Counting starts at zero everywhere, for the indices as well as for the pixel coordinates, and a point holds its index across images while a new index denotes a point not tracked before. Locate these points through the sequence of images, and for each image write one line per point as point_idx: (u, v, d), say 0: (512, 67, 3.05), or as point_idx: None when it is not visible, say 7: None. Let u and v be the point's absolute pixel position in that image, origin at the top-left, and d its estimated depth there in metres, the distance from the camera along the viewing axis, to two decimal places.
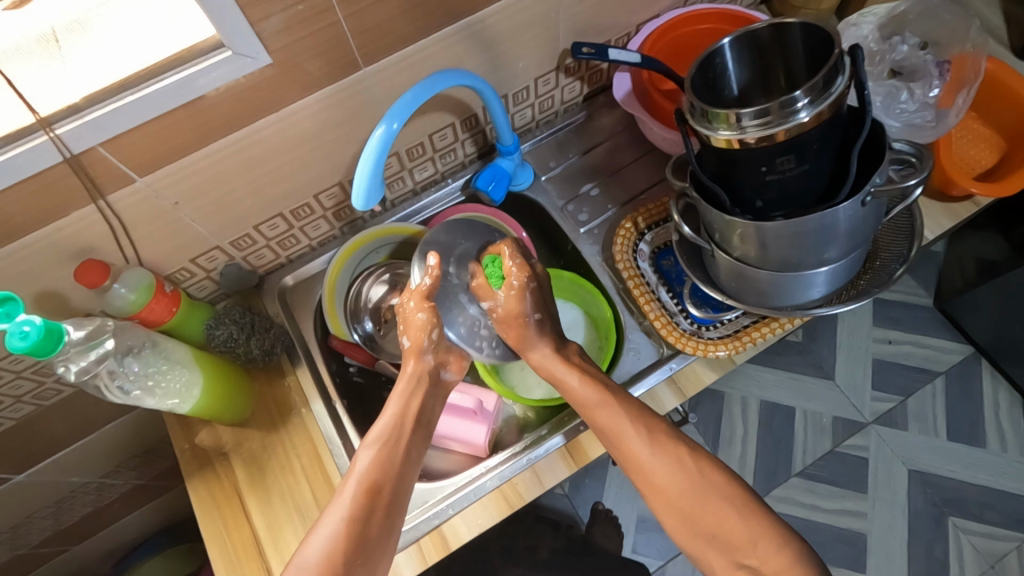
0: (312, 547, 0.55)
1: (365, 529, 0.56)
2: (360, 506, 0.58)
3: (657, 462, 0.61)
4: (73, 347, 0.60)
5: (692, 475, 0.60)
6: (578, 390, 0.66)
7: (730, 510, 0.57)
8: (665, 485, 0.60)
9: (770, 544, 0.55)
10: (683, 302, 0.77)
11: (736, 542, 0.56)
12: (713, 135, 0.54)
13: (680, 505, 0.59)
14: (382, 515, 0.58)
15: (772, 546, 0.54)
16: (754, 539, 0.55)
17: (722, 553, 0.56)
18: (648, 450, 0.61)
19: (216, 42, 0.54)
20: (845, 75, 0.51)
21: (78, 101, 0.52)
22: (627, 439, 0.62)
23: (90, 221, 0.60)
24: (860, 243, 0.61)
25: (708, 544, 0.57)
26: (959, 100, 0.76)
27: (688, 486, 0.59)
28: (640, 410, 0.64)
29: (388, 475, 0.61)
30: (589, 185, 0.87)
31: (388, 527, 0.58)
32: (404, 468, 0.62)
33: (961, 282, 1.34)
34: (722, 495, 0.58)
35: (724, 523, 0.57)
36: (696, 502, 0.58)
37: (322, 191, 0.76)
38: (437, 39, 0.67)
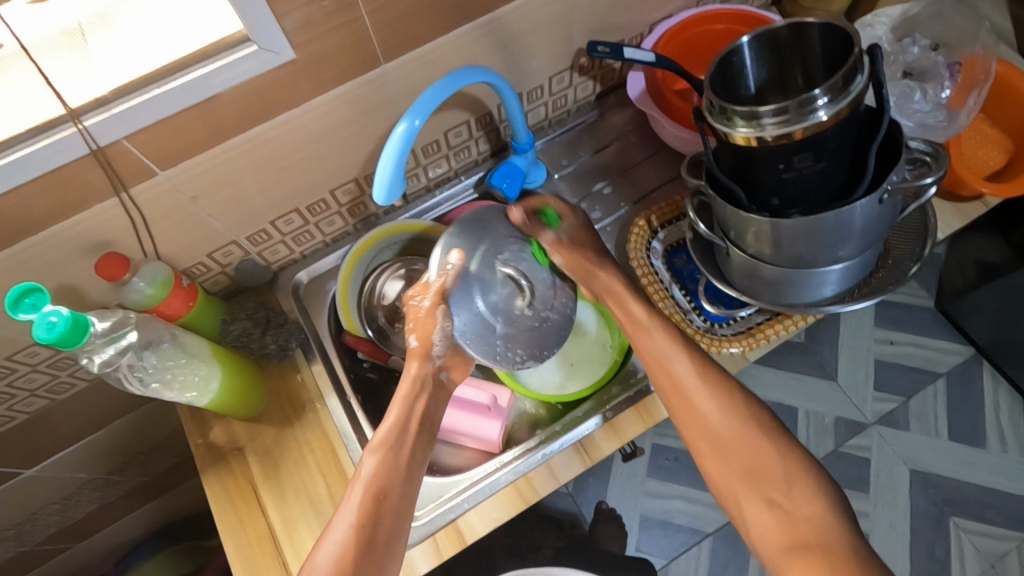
0: (324, 549, 0.55)
1: (371, 533, 0.56)
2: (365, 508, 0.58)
3: (711, 403, 0.63)
4: (97, 340, 0.61)
5: (744, 417, 0.63)
6: (651, 327, 0.68)
7: (774, 455, 0.60)
8: (717, 427, 0.62)
9: (804, 487, 0.58)
10: (697, 300, 0.78)
11: (771, 480, 0.59)
12: (731, 133, 0.55)
13: (726, 444, 0.62)
14: (392, 524, 0.58)
15: (806, 488, 0.58)
16: (792, 481, 0.59)
17: (752, 489, 0.60)
18: (709, 391, 0.64)
19: (242, 37, 0.55)
20: (863, 74, 0.52)
21: (105, 93, 0.52)
22: (680, 371, 0.65)
23: (111, 214, 0.61)
24: (875, 241, 0.62)
25: (749, 479, 0.60)
26: (970, 101, 0.77)
27: (740, 429, 0.62)
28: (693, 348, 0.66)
29: (393, 481, 0.60)
30: (601, 183, 0.88)
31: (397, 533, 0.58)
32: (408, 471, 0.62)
33: (961, 283, 1.35)
34: (762, 437, 0.61)
35: (763, 460, 0.60)
36: (741, 438, 0.62)
37: (337, 187, 0.77)
38: (455, 36, 0.67)
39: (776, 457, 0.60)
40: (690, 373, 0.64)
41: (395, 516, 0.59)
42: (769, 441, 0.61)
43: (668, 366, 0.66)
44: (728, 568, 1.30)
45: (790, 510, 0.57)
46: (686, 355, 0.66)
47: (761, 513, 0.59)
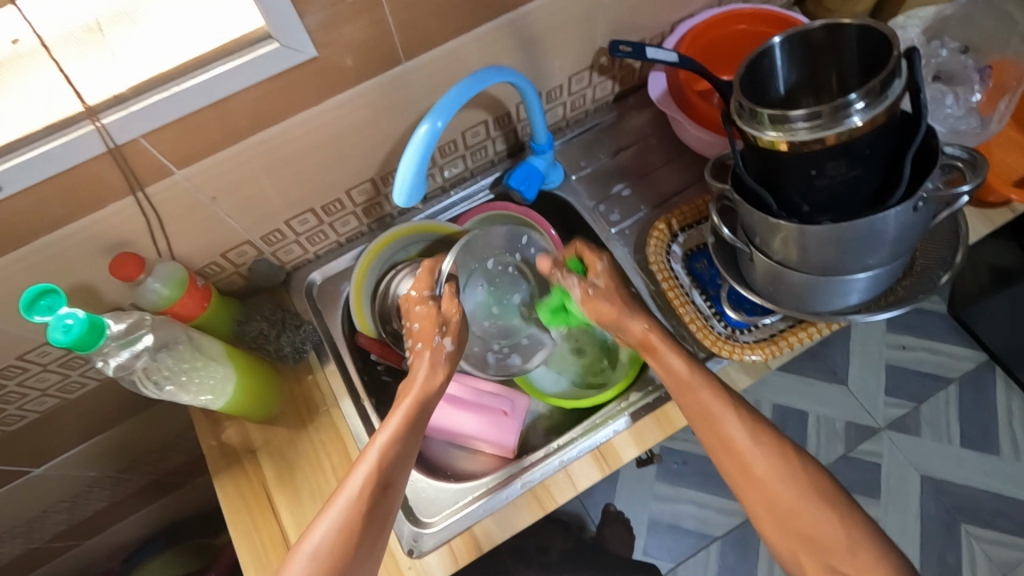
0: (312, 542, 0.58)
1: (354, 522, 0.58)
2: (358, 506, 0.58)
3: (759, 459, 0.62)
4: (112, 342, 0.60)
5: (798, 475, 0.61)
6: (682, 372, 0.65)
7: (834, 519, 0.59)
8: (766, 481, 0.61)
9: (866, 553, 0.57)
10: (719, 306, 0.76)
11: (829, 545, 0.58)
12: (761, 136, 0.54)
13: (775, 499, 0.61)
14: (380, 511, 0.59)
15: (868, 555, 0.57)
16: (854, 546, 0.58)
17: (814, 556, 0.59)
18: (751, 443, 0.62)
19: (263, 34, 0.54)
20: (901, 79, 0.50)
21: (125, 91, 0.51)
22: (728, 429, 0.63)
23: (128, 214, 0.60)
24: (906, 249, 0.60)
25: (802, 545, 0.59)
26: (1001, 106, 0.75)
27: (797, 491, 0.60)
28: (744, 409, 0.64)
29: (396, 470, 0.61)
30: (620, 186, 0.86)
31: (388, 522, 0.60)
32: (404, 465, 0.62)
33: (974, 288, 1.33)
34: (815, 495, 0.60)
35: (822, 527, 0.59)
36: (799, 503, 0.60)
37: (354, 187, 0.76)
38: (477, 35, 0.66)
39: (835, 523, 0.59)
40: (738, 428, 0.63)
41: (378, 509, 0.59)
42: (823, 504, 0.60)
43: (723, 426, 0.63)
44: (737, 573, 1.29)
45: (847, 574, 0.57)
46: (737, 416, 0.63)
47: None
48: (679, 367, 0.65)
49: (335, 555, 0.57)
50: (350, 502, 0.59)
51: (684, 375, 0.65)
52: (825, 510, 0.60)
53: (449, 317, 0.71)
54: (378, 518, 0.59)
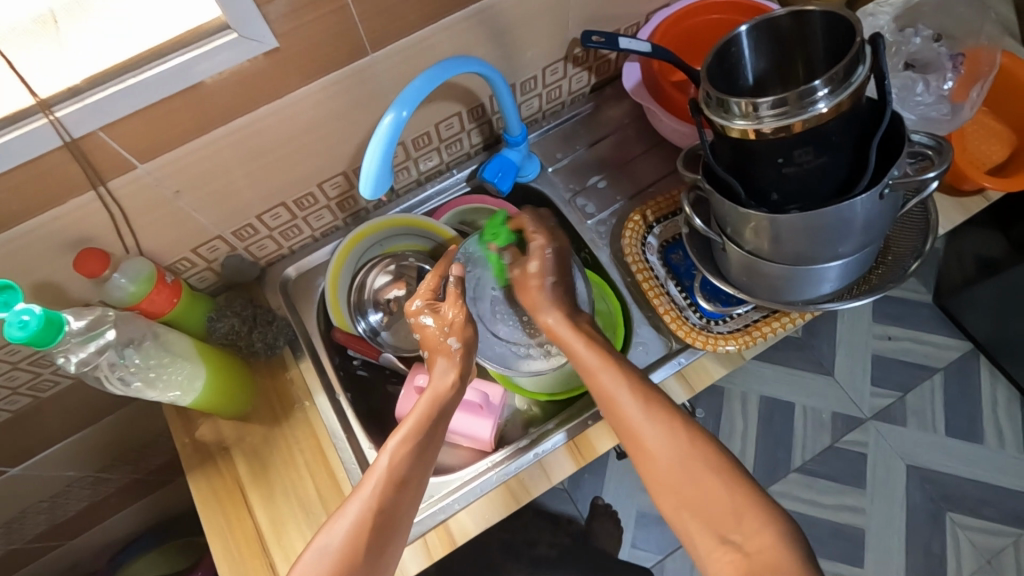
0: (323, 536, 0.56)
1: (370, 524, 0.56)
2: (373, 504, 0.57)
3: (650, 429, 0.60)
4: (74, 338, 0.59)
5: (691, 449, 0.59)
6: (578, 348, 0.66)
7: (720, 487, 0.57)
8: (654, 449, 0.59)
9: (754, 519, 0.54)
10: (693, 297, 0.76)
11: (723, 518, 0.55)
12: (728, 125, 0.53)
13: (668, 474, 0.58)
14: (403, 513, 0.59)
15: (756, 522, 0.54)
16: (739, 515, 0.55)
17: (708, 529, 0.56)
18: (662, 434, 0.59)
19: (221, 24, 0.53)
20: (865, 65, 0.50)
21: (79, 82, 0.51)
22: (617, 397, 0.62)
23: (89, 209, 0.59)
24: (875, 237, 0.60)
25: (697, 520, 0.57)
26: (973, 94, 0.76)
27: (686, 457, 0.58)
28: (631, 371, 0.63)
29: (414, 470, 0.60)
30: (597, 177, 0.86)
31: (403, 525, 0.59)
32: (420, 465, 0.61)
33: (960, 279, 1.33)
34: (713, 467, 0.58)
35: (710, 494, 0.57)
36: (709, 481, 0.57)
37: (326, 180, 0.75)
38: (445, 25, 0.65)
39: (722, 489, 0.57)
40: (630, 399, 0.61)
41: (396, 512, 0.58)
42: (722, 478, 0.57)
43: (600, 383, 0.63)
44: None
45: (744, 549, 0.53)
46: (628, 389, 0.62)
47: (717, 553, 0.55)
48: (588, 357, 0.65)
49: (349, 555, 0.55)
50: (367, 500, 0.58)
51: (591, 360, 0.65)
52: (718, 479, 0.57)
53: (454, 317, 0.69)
54: (393, 517, 0.58)
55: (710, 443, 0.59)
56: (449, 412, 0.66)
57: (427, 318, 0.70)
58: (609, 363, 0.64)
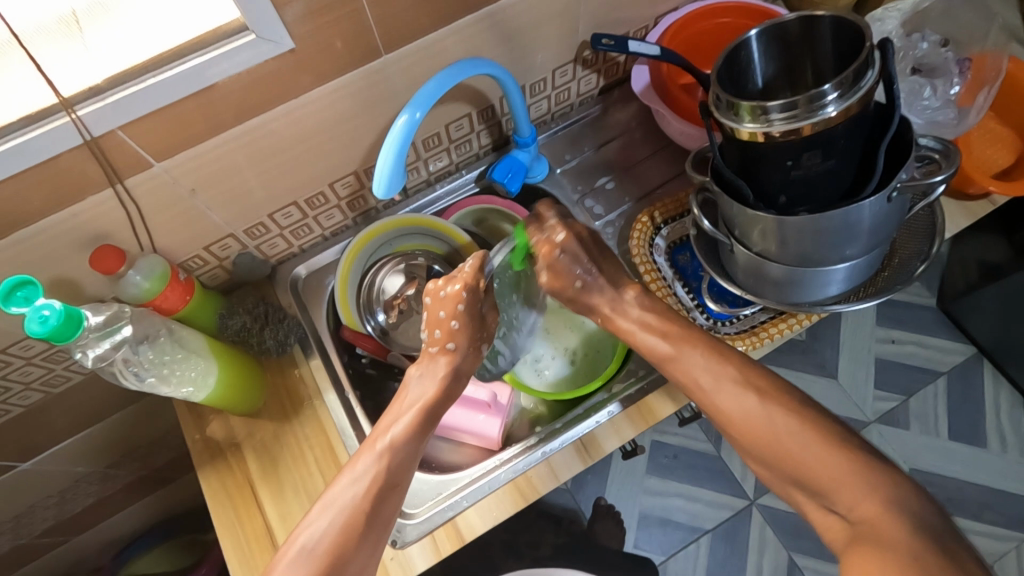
0: (309, 535, 0.59)
1: (354, 525, 0.59)
2: (364, 502, 0.60)
3: (729, 398, 0.64)
4: (91, 334, 0.60)
5: (788, 413, 0.61)
6: (644, 337, 0.70)
7: (820, 454, 0.57)
8: (734, 416, 0.63)
9: (857, 487, 0.54)
10: (700, 298, 0.77)
11: (822, 486, 0.56)
12: (738, 128, 0.54)
13: (759, 435, 0.61)
14: (389, 513, 0.61)
15: (860, 490, 0.54)
16: (842, 482, 0.55)
17: (809, 495, 0.58)
18: (750, 406, 0.62)
19: (239, 26, 0.54)
20: (874, 69, 0.50)
21: (99, 82, 0.52)
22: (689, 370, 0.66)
23: (106, 207, 0.60)
24: (882, 240, 0.61)
25: (799, 489, 0.59)
26: (980, 98, 0.76)
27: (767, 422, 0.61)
28: (709, 350, 0.66)
29: (402, 471, 0.63)
30: (605, 179, 0.87)
31: (388, 522, 0.61)
32: (408, 467, 0.64)
33: (963, 283, 1.34)
34: (793, 433, 0.60)
35: (808, 458, 0.58)
36: (809, 457, 0.58)
37: (337, 180, 0.76)
38: (457, 28, 0.66)
39: (819, 456, 0.57)
40: (703, 366, 0.65)
41: (381, 511, 0.60)
42: (815, 444, 0.58)
43: (679, 367, 0.67)
44: (727, 567, 1.29)
45: (848, 517, 0.54)
46: (703, 365, 0.66)
47: (825, 521, 0.56)
48: (658, 345, 0.68)
49: (334, 552, 0.57)
50: (356, 496, 0.60)
51: (662, 348, 0.68)
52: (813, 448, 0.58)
53: (487, 324, 0.74)
54: (380, 515, 0.60)
55: (789, 408, 0.61)
56: (443, 409, 0.69)
57: (451, 321, 0.71)
58: (683, 348, 0.67)
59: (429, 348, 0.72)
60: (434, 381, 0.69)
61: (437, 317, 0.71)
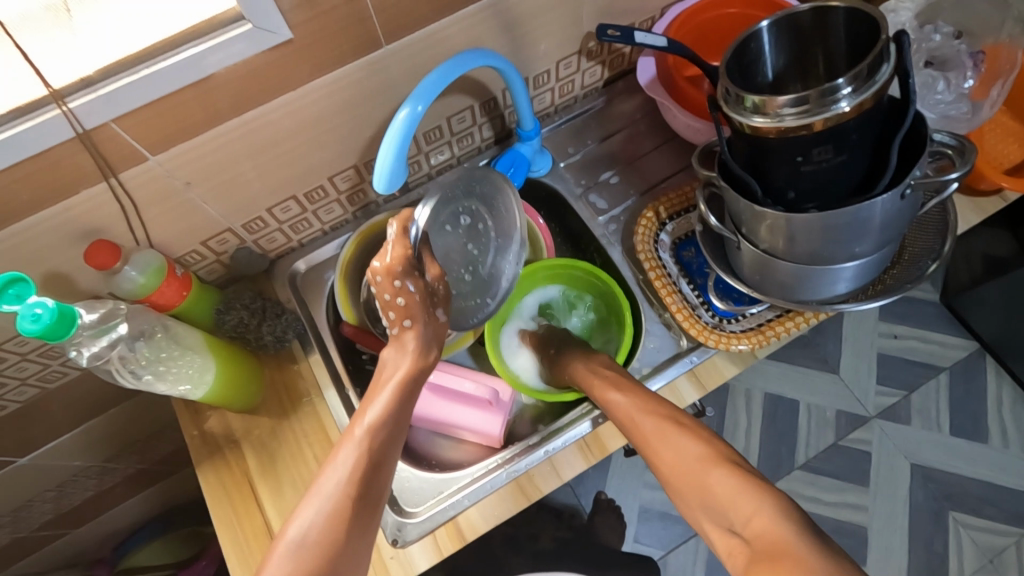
0: (295, 530, 0.55)
1: (347, 511, 0.56)
2: (350, 489, 0.57)
3: (664, 432, 0.61)
4: (85, 332, 0.59)
5: (700, 454, 0.58)
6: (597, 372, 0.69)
7: (715, 475, 0.56)
8: (666, 460, 0.60)
9: (748, 505, 0.53)
10: (706, 295, 0.76)
11: (727, 509, 0.54)
12: (748, 122, 0.52)
13: (686, 480, 0.58)
14: (377, 494, 0.59)
15: (749, 505, 0.53)
16: (736, 501, 0.54)
17: (717, 523, 0.55)
18: (665, 439, 0.61)
19: (236, 15, 0.52)
20: (890, 63, 0.49)
21: (91, 73, 0.50)
22: (637, 419, 0.63)
23: (101, 201, 0.58)
24: (893, 238, 0.59)
25: (705, 513, 0.56)
26: (994, 92, 0.75)
27: (698, 459, 0.58)
28: (645, 392, 0.65)
29: (387, 449, 0.60)
30: (609, 173, 0.85)
31: (380, 502, 0.59)
32: (393, 444, 0.61)
33: (967, 278, 1.32)
34: (705, 464, 0.58)
35: (731, 495, 0.54)
36: (718, 484, 0.56)
37: (336, 173, 0.74)
38: (460, 17, 0.64)
39: (721, 481, 0.56)
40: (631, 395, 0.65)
41: (371, 492, 0.58)
42: (722, 470, 0.57)
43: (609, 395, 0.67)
44: None
45: (745, 535, 0.52)
46: (642, 401, 0.64)
47: (727, 541, 0.54)
48: (608, 376, 0.68)
49: (328, 541, 0.54)
50: (339, 484, 0.57)
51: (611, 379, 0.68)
52: (727, 477, 0.56)
53: (436, 288, 0.66)
54: (370, 499, 0.58)
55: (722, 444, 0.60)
56: (422, 382, 0.65)
57: (399, 298, 0.63)
58: (620, 380, 0.67)
59: (399, 322, 0.65)
60: (407, 355, 0.64)
61: (383, 299, 0.64)
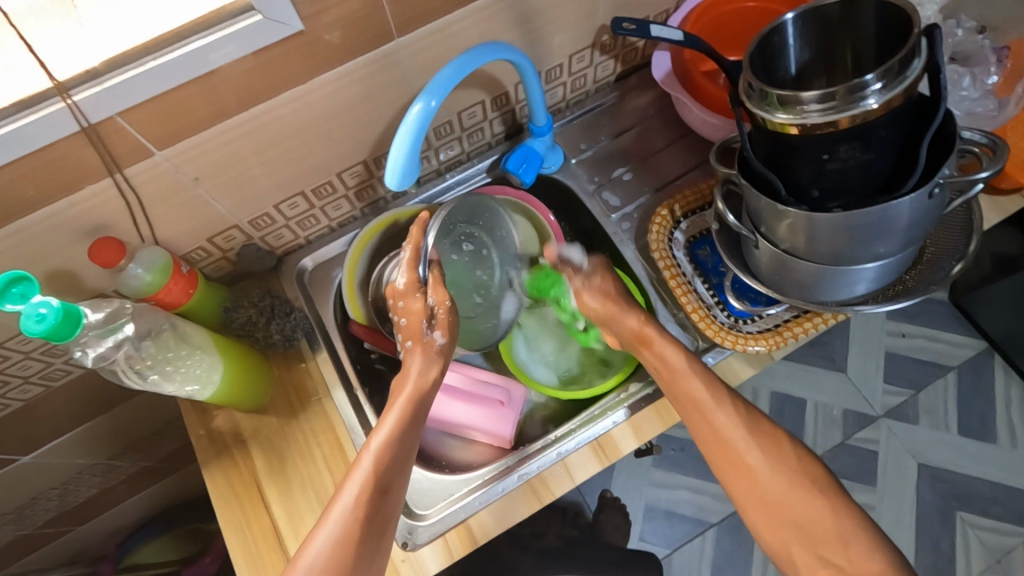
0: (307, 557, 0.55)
1: (354, 537, 0.56)
2: (356, 511, 0.57)
3: (754, 449, 0.62)
4: (91, 332, 0.57)
5: (795, 475, 0.61)
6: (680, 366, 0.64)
7: (812, 502, 0.60)
8: (757, 470, 0.61)
9: (858, 543, 0.57)
10: (721, 295, 0.74)
11: (820, 537, 0.58)
12: (771, 119, 0.51)
13: (773, 496, 0.60)
14: (387, 515, 0.59)
15: (861, 545, 0.57)
16: (841, 534, 0.58)
17: (805, 546, 0.59)
18: (745, 442, 0.62)
19: (245, 6, 0.51)
20: (921, 58, 0.48)
21: (97, 65, 0.48)
22: (719, 424, 0.63)
23: (106, 197, 0.57)
24: (917, 238, 0.58)
25: (793, 534, 0.59)
26: (1019, 88, 0.74)
27: (786, 483, 0.61)
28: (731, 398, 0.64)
29: (394, 471, 0.60)
30: (622, 169, 0.84)
31: (388, 526, 0.59)
32: (401, 467, 0.61)
33: (977, 278, 1.31)
34: (793, 486, 0.60)
35: (813, 516, 0.59)
36: (788, 496, 0.60)
37: (345, 169, 0.73)
38: (474, 9, 0.62)
39: (805, 505, 0.59)
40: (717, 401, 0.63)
41: (378, 516, 0.58)
42: (813, 497, 0.60)
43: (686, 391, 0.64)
44: (733, 560, 1.29)
45: (844, 568, 0.57)
46: (720, 405, 0.63)
47: (813, 566, 0.58)
48: (677, 362, 0.65)
49: (336, 565, 0.55)
50: (347, 505, 0.57)
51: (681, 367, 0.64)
52: (814, 502, 0.59)
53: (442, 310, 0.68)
54: (378, 522, 0.58)
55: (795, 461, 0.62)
56: (429, 402, 0.66)
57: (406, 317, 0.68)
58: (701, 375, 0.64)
59: (406, 341, 0.67)
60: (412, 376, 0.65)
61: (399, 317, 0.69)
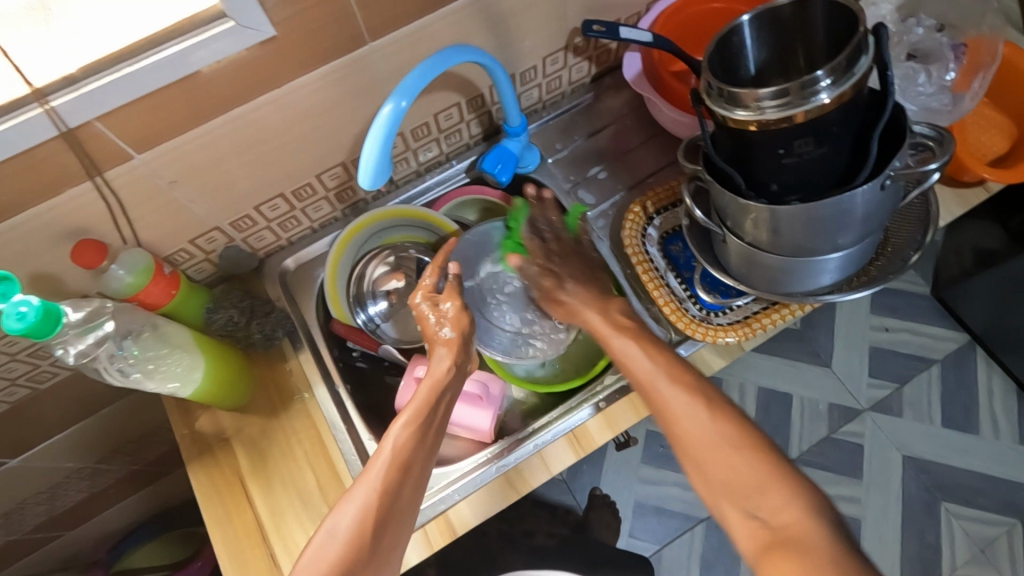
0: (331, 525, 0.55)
1: (377, 512, 0.55)
2: (379, 486, 0.56)
3: (678, 400, 0.59)
4: (71, 330, 0.59)
5: (734, 434, 0.56)
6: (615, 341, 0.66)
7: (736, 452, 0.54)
8: (686, 428, 0.57)
9: (780, 492, 0.52)
10: (693, 288, 0.76)
11: (745, 492, 0.53)
12: (730, 116, 0.53)
13: (698, 449, 0.56)
14: (409, 496, 0.58)
15: (782, 495, 0.51)
16: (766, 486, 0.52)
17: (732, 503, 0.53)
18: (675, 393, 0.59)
19: (218, 13, 0.53)
20: (869, 54, 0.49)
21: (74, 72, 0.50)
22: (654, 386, 0.61)
23: (87, 199, 0.58)
24: (875, 229, 0.60)
25: (721, 495, 0.54)
26: (976, 84, 0.76)
27: (717, 436, 0.56)
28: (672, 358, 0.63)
29: (417, 453, 0.60)
30: (597, 168, 0.86)
31: (409, 508, 0.58)
32: (422, 451, 0.60)
33: (957, 270, 1.33)
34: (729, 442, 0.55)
35: (738, 472, 0.54)
36: (727, 455, 0.55)
37: (324, 171, 0.74)
38: (444, 14, 0.64)
39: (743, 462, 0.54)
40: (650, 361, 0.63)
41: (399, 495, 0.57)
42: (744, 453, 0.55)
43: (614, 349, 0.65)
44: (721, 554, 1.30)
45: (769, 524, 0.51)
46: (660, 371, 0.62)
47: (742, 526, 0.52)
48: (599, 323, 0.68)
49: (357, 540, 0.54)
50: (372, 487, 0.56)
51: (626, 348, 0.64)
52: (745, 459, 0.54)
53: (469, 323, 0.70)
54: (400, 500, 0.57)
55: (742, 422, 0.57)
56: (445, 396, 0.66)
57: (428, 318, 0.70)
58: (639, 342, 0.64)
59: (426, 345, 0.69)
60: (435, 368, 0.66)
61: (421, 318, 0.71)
